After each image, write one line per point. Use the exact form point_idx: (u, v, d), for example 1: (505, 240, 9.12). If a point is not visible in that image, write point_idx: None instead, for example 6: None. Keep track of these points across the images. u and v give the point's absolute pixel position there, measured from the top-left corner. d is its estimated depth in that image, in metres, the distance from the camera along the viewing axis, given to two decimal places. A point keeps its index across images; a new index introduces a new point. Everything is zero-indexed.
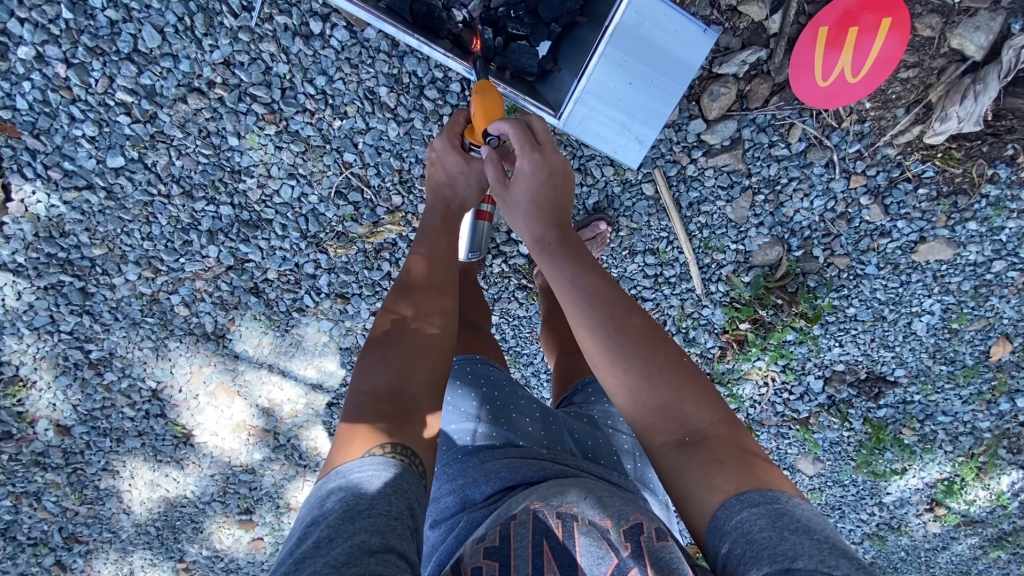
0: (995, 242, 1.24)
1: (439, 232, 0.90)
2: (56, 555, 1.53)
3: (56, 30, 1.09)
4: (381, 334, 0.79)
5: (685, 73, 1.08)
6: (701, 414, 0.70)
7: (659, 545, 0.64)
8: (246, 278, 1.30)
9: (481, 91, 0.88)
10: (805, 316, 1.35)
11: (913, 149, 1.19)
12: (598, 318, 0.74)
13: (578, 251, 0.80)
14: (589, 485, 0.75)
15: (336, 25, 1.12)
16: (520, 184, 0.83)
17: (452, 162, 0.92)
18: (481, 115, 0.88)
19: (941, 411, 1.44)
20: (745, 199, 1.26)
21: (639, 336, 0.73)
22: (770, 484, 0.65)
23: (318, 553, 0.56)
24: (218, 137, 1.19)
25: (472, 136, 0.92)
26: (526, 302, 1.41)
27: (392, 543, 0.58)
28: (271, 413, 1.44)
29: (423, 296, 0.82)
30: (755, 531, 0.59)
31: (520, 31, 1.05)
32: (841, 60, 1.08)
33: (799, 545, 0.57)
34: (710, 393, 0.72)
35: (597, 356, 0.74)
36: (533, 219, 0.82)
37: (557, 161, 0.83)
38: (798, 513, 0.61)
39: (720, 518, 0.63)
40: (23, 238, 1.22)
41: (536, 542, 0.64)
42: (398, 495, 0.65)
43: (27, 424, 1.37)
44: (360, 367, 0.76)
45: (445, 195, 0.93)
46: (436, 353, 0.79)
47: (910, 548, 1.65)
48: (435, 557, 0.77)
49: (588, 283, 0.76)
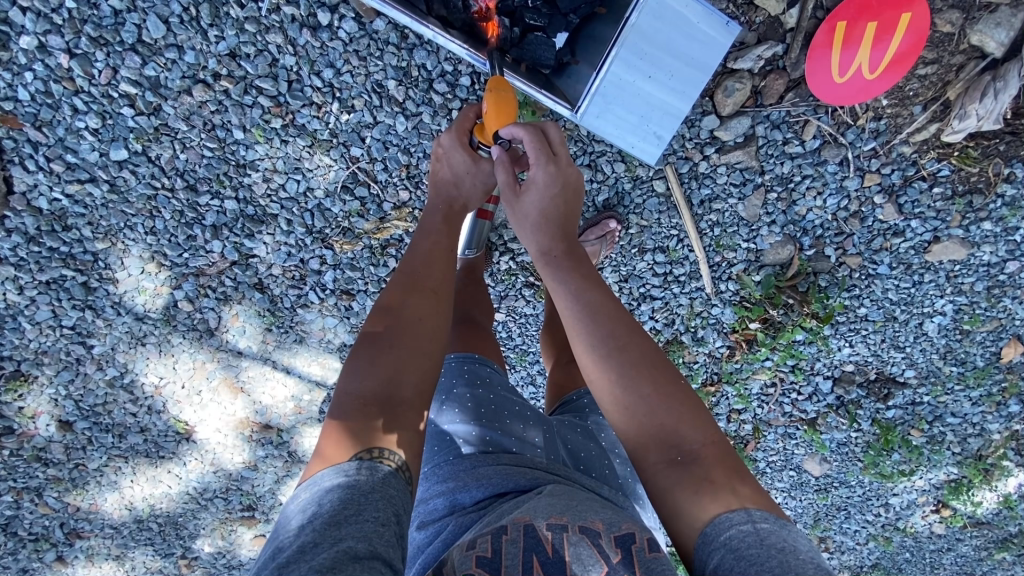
0: (1010, 243, 1.23)
1: (441, 234, 0.87)
2: (57, 551, 1.52)
3: (58, 20, 1.07)
4: (369, 335, 0.76)
5: (701, 73, 1.06)
6: (696, 436, 0.69)
7: (649, 556, 0.63)
8: (250, 274, 1.29)
9: (497, 91, 0.84)
10: (816, 316, 1.33)
11: (929, 147, 1.17)
12: (600, 334, 0.73)
13: (584, 266, 0.79)
14: (579, 497, 0.74)
15: (345, 16, 1.10)
16: (531, 195, 0.81)
17: (459, 161, 0.90)
18: (493, 115, 0.85)
19: (950, 413, 1.42)
20: (757, 196, 1.24)
21: (640, 355, 0.73)
22: (762, 506, 0.63)
23: (302, 559, 0.55)
24: (223, 130, 1.17)
25: (482, 135, 0.89)
26: (534, 300, 1.39)
27: (378, 550, 0.58)
28: (274, 411, 1.42)
29: (418, 298, 0.79)
30: (743, 548, 0.58)
31: (537, 22, 1.02)
32: (858, 57, 1.05)
33: (786, 563, 0.55)
34: (706, 415, 0.71)
35: (596, 373, 0.73)
36: (541, 231, 0.81)
37: (570, 174, 0.82)
38: (787, 534, 0.60)
39: (709, 534, 0.62)
40: (25, 231, 1.20)
41: (526, 557, 0.62)
42: (386, 500, 0.64)
43: (29, 419, 1.36)
44: (346, 370, 0.74)
45: (449, 193, 0.91)
46: (426, 358, 0.77)
47: (915, 549, 1.64)
48: (420, 559, 0.75)
49: (590, 300, 0.76)
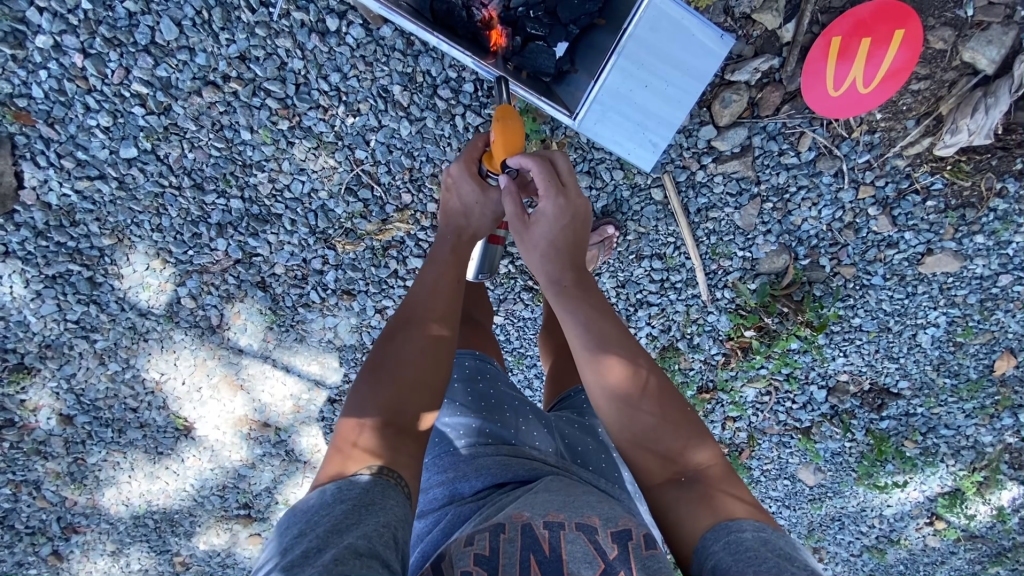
0: (1002, 256, 1.25)
1: (448, 264, 0.87)
2: (53, 545, 1.53)
3: (74, 20, 1.10)
4: (373, 366, 0.78)
5: (697, 82, 1.09)
6: (699, 458, 0.72)
7: (646, 553, 0.65)
8: (253, 272, 1.31)
9: (503, 120, 0.86)
10: (810, 325, 1.35)
11: (922, 160, 1.19)
12: (610, 365, 0.74)
13: (592, 294, 0.80)
14: (576, 491, 0.75)
15: (353, 23, 1.13)
16: (541, 225, 0.81)
17: (469, 190, 0.90)
18: (501, 143, 0.86)
19: (943, 424, 1.44)
20: (753, 206, 1.26)
21: (647, 384, 0.74)
22: (761, 519, 0.66)
23: (307, 561, 0.57)
24: (231, 131, 1.19)
25: (490, 162, 0.91)
26: (532, 304, 1.41)
27: (378, 549, 0.59)
28: (273, 409, 1.44)
29: (419, 329, 0.80)
30: (741, 551, 0.61)
31: (539, 31, 1.06)
32: (852, 71, 1.10)
33: (782, 564, 0.58)
34: (709, 438, 0.74)
35: (605, 401, 0.75)
36: (550, 261, 0.81)
37: (579, 204, 0.81)
38: (783, 543, 0.63)
39: (708, 539, 0.65)
40: (33, 226, 1.23)
41: (523, 556, 0.63)
42: (388, 508, 0.66)
43: (30, 412, 1.38)
44: (351, 401, 0.77)
45: (458, 223, 0.91)
46: (426, 387, 0.78)
47: (909, 561, 1.65)
48: (419, 548, 0.76)
49: (600, 328, 0.77)
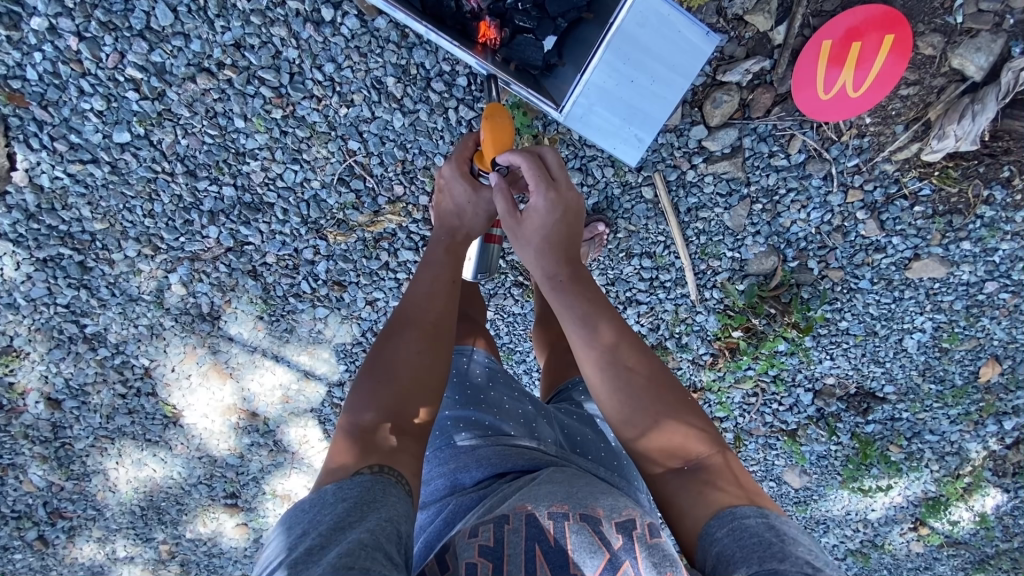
0: (988, 263, 1.26)
1: (444, 264, 0.88)
2: (39, 530, 1.53)
3: (70, 3, 1.10)
4: (370, 368, 0.78)
5: (683, 79, 1.10)
6: (701, 447, 0.73)
7: (650, 543, 0.66)
8: (244, 261, 1.31)
9: (492, 117, 0.87)
10: (797, 327, 1.36)
11: (911, 166, 1.21)
12: (606, 362, 0.75)
13: (586, 284, 0.79)
14: (579, 482, 0.75)
15: (348, 13, 1.13)
16: (534, 220, 0.81)
17: (461, 190, 0.91)
18: (491, 141, 0.87)
19: (928, 430, 1.45)
20: (743, 207, 1.27)
21: (646, 378, 0.75)
22: (763, 503, 0.69)
23: (312, 559, 0.57)
24: (224, 118, 1.20)
25: (483, 162, 0.91)
26: (522, 299, 1.42)
27: (381, 543, 0.59)
28: (261, 398, 1.44)
29: (417, 330, 0.81)
30: (744, 537, 0.63)
31: (527, 24, 1.06)
32: (842, 76, 1.11)
33: (785, 549, 0.60)
34: (709, 427, 0.76)
35: (606, 397, 0.75)
36: (546, 255, 0.80)
37: (569, 198, 0.82)
38: (785, 527, 0.64)
39: (711, 526, 0.67)
40: (25, 208, 1.23)
41: (528, 546, 0.63)
42: (389, 503, 0.66)
43: (18, 395, 1.38)
44: (350, 404, 0.76)
45: (452, 224, 0.91)
46: (424, 386, 0.78)
47: (893, 567, 1.65)
48: (422, 538, 0.77)
49: (597, 322, 0.76)
